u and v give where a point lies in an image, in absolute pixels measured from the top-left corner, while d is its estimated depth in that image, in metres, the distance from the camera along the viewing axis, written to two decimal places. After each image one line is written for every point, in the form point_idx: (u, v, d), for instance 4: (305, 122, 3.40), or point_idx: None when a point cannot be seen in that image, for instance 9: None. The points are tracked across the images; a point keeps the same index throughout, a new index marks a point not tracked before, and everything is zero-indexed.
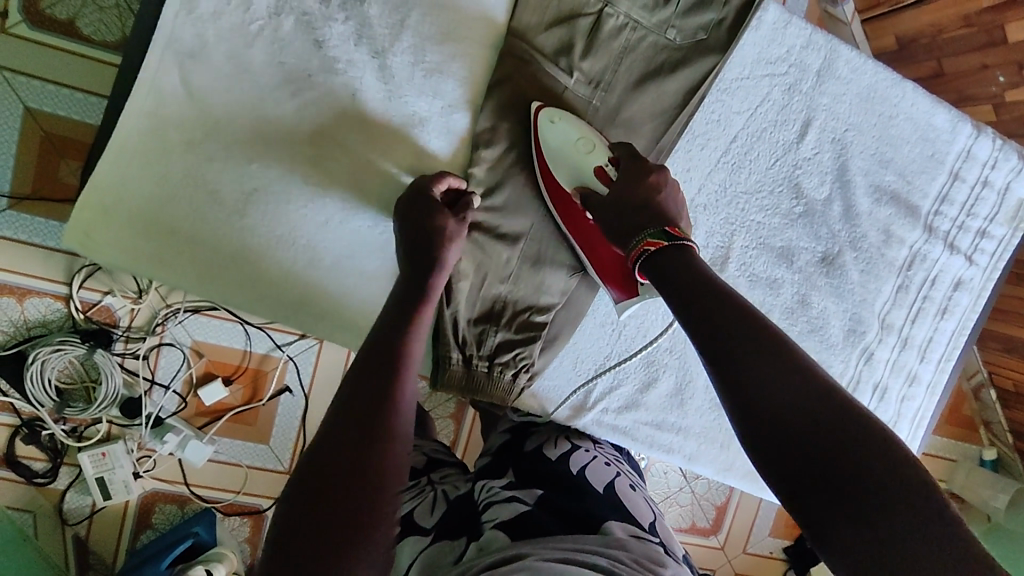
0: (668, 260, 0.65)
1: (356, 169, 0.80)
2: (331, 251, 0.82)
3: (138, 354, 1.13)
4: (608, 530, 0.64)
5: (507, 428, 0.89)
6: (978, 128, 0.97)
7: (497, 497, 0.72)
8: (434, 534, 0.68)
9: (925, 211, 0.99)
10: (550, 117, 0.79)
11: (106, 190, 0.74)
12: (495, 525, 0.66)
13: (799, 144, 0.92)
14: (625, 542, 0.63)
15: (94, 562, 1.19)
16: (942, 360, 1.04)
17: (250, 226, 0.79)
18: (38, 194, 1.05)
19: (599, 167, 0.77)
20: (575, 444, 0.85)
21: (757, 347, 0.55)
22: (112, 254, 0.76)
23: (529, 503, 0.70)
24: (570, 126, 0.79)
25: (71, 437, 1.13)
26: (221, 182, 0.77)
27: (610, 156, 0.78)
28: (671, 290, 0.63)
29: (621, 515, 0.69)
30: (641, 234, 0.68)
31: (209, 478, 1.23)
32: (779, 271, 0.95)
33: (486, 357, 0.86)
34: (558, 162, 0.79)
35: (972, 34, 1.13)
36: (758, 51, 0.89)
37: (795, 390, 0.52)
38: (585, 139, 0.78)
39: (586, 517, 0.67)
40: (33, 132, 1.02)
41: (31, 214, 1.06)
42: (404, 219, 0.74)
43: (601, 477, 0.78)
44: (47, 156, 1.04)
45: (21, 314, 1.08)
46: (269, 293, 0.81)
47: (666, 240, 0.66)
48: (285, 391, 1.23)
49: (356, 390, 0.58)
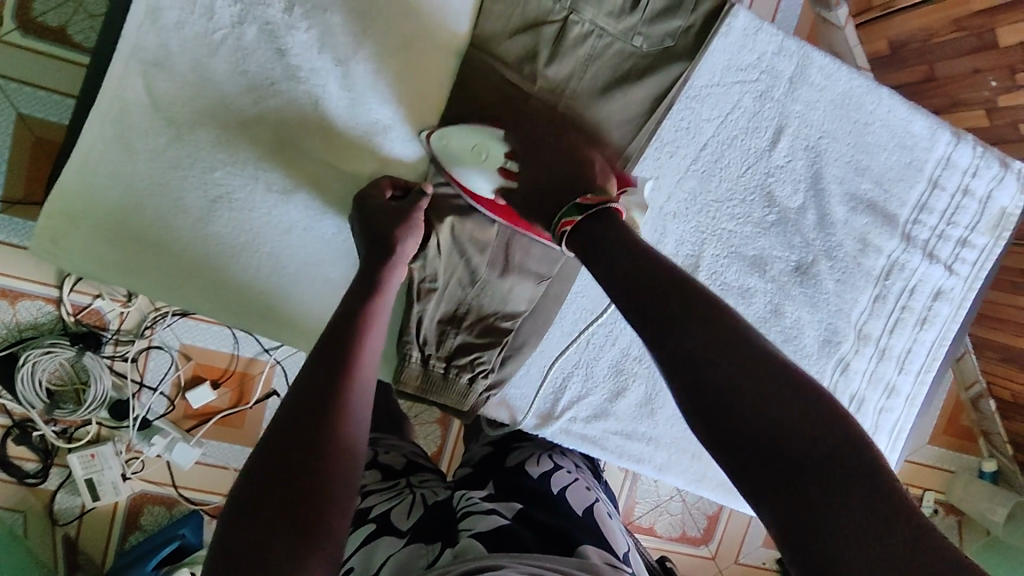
0: (590, 228, 0.68)
1: (319, 178, 0.81)
2: (295, 259, 0.82)
3: (127, 356, 1.15)
4: (583, 554, 0.63)
5: (489, 441, 0.92)
6: (957, 135, 0.96)
7: (476, 508, 0.71)
8: (409, 538, 0.67)
9: (903, 220, 0.97)
10: (441, 137, 0.79)
11: (73, 198, 0.75)
12: (471, 535, 0.65)
13: (771, 151, 0.91)
14: (597, 567, 0.61)
15: (83, 563, 1.20)
16: (922, 371, 1.03)
17: (214, 233, 0.79)
18: (30, 198, 1.07)
19: (502, 167, 0.78)
20: (557, 464, 0.86)
21: (689, 307, 0.55)
22: (81, 262, 0.77)
23: (507, 516, 0.69)
24: (466, 133, 0.78)
25: (62, 439, 1.14)
26: (185, 190, 0.77)
27: (507, 152, 0.78)
28: (592, 258, 0.66)
29: (598, 539, 0.68)
30: (558, 215, 0.73)
31: (196, 481, 1.23)
32: (751, 280, 0.94)
33: (444, 358, 0.86)
34: (465, 174, 0.79)
35: (964, 38, 1.11)
36: (729, 58, 0.88)
37: (726, 351, 0.52)
38: (478, 145, 0.78)
39: (564, 538, 0.66)
40: (24, 137, 1.04)
41: (22, 218, 1.08)
42: (359, 222, 0.75)
43: (581, 500, 0.78)
44: (36, 160, 1.06)
45: (14, 316, 1.10)
46: (235, 301, 0.82)
47: (579, 214, 0.70)
48: (272, 395, 1.24)
49: (305, 389, 0.57)
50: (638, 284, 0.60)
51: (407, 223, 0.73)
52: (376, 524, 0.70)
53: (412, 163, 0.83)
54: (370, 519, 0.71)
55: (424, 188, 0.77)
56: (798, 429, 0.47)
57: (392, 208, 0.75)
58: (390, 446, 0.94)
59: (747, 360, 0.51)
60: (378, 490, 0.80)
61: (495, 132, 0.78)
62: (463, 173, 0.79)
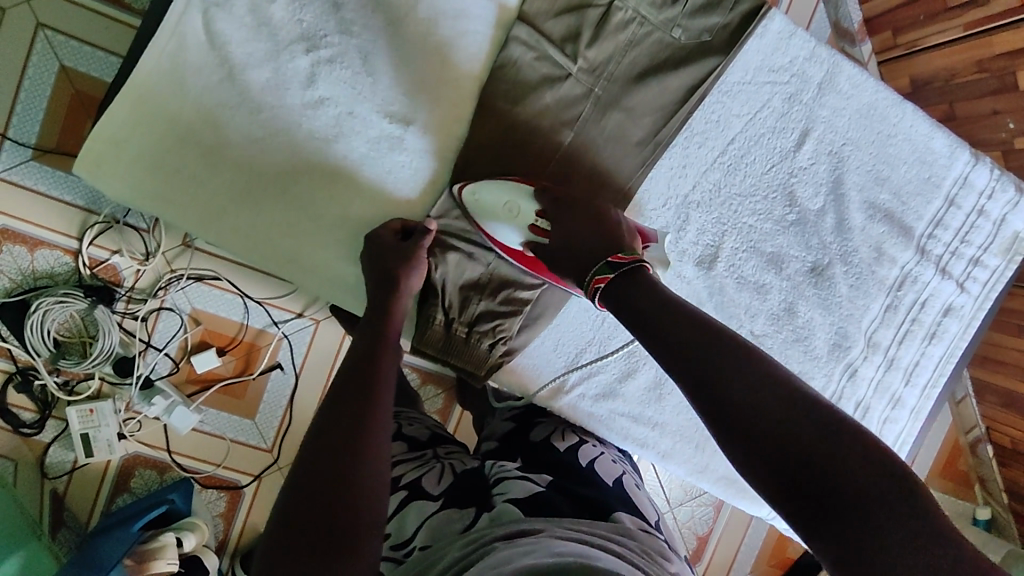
0: (623, 285, 0.70)
1: (358, 129, 0.83)
2: (330, 205, 0.84)
3: (137, 316, 1.16)
4: (617, 519, 0.70)
5: (508, 416, 0.96)
6: (976, 156, 0.99)
7: (509, 474, 0.77)
8: (442, 502, 0.72)
9: (919, 233, 0.99)
10: (474, 190, 0.82)
11: (121, 124, 0.77)
12: (507, 498, 0.71)
13: (797, 152, 0.94)
14: (634, 533, 0.68)
15: (67, 520, 1.18)
16: (928, 386, 1.04)
17: (253, 171, 0.81)
18: (61, 148, 1.10)
19: (534, 224, 0.81)
20: (582, 439, 0.91)
21: (735, 363, 0.60)
22: (119, 189, 0.78)
23: (540, 484, 0.75)
24: (497, 190, 0.82)
25: (62, 390, 1.14)
26: (227, 127, 0.80)
27: (537, 208, 0.81)
28: (636, 320, 0.68)
29: (628, 507, 0.75)
30: (591, 271, 0.74)
31: (192, 447, 1.23)
32: (768, 276, 0.96)
33: (465, 324, 0.88)
34: (499, 228, 0.82)
35: (987, 79, 1.13)
36: (762, 58, 0.91)
37: (775, 407, 0.56)
38: (510, 202, 0.81)
39: (594, 505, 0.72)
40: (64, 89, 1.08)
41: (51, 167, 1.10)
42: (369, 264, 0.80)
43: (609, 471, 0.84)
44: (74, 113, 1.09)
45: (30, 263, 1.11)
46: (266, 243, 0.83)
47: (611, 272, 0.72)
48: (276, 368, 1.25)
49: (329, 426, 0.60)
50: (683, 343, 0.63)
51: (412, 262, 0.79)
52: (408, 491, 0.75)
53: (447, 128, 0.86)
54: (401, 488, 0.76)
55: (427, 227, 0.81)
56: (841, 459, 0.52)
57: (394, 251, 0.79)
58: (412, 419, 0.96)
59: (791, 410, 0.56)
60: (404, 460, 0.83)
61: (524, 188, 0.82)
62: (494, 225, 0.82)
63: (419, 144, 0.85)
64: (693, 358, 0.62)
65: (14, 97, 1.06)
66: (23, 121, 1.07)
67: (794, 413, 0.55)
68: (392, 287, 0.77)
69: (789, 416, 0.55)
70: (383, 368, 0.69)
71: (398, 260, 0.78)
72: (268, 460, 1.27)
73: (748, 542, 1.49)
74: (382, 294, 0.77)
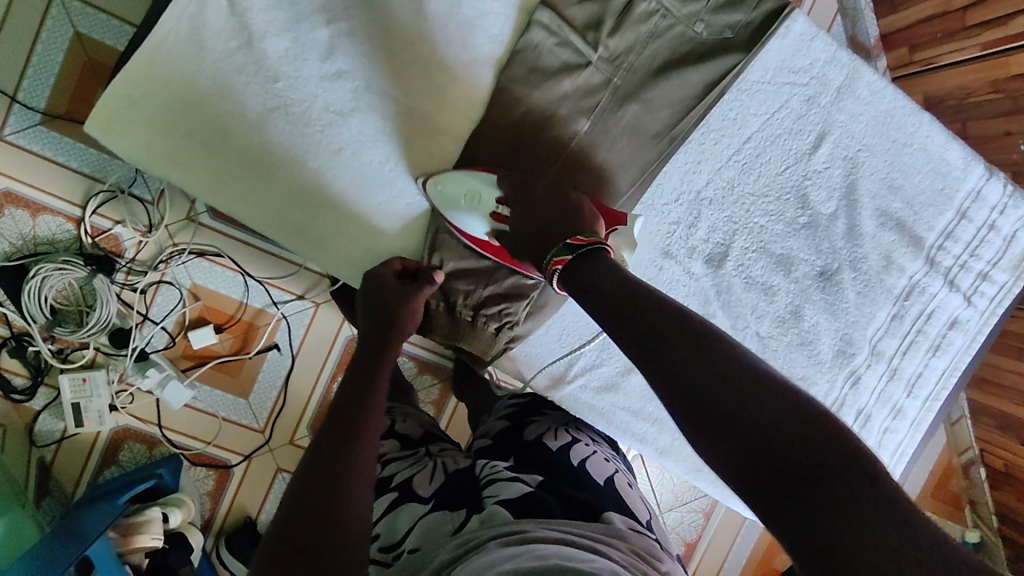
0: (584, 268, 0.68)
1: (375, 104, 0.83)
2: (341, 178, 0.83)
3: (137, 287, 1.15)
4: (607, 520, 0.66)
5: (503, 414, 0.91)
6: (990, 171, 0.99)
7: (500, 476, 0.73)
8: (432, 504, 0.71)
9: (929, 244, 0.99)
10: (438, 182, 0.81)
11: (135, 83, 0.76)
12: (496, 501, 0.68)
13: (812, 155, 0.94)
14: (624, 533, 0.65)
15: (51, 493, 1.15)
16: (929, 399, 1.03)
17: (266, 140, 0.80)
18: (71, 115, 1.09)
19: (496, 211, 0.79)
20: (575, 437, 0.86)
21: (692, 345, 0.56)
22: (130, 148, 0.77)
23: (530, 485, 0.71)
24: (457, 181, 0.80)
25: (56, 358, 1.12)
26: (244, 93, 0.79)
27: (500, 195, 0.79)
28: (597, 300, 0.65)
29: (618, 504, 0.72)
30: (548, 254, 0.71)
31: (184, 424, 1.22)
32: (776, 278, 0.96)
33: (471, 307, 0.87)
34: (462, 218, 0.81)
35: (1000, 100, 1.13)
36: (783, 59, 0.91)
37: (739, 384, 0.53)
38: (472, 191, 0.80)
39: (585, 508, 0.69)
40: (76, 55, 1.07)
41: (58, 133, 1.09)
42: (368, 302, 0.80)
43: (601, 471, 0.80)
44: (85, 80, 1.08)
45: (31, 229, 1.10)
46: (279, 211, 0.82)
47: (570, 254, 0.69)
48: (273, 348, 1.24)
49: (322, 440, 0.62)
50: (639, 322, 0.61)
51: (410, 307, 0.78)
52: (398, 492, 0.74)
53: (464, 110, 0.85)
54: (392, 488, 0.75)
55: (432, 278, 0.81)
56: (800, 438, 0.49)
57: (393, 291, 0.78)
58: (406, 416, 0.95)
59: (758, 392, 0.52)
60: (396, 458, 0.83)
61: (488, 177, 0.80)
62: (459, 216, 0.81)
63: (433, 123, 0.85)
64: (652, 335, 0.59)
65: (25, 60, 1.06)
66: (32, 84, 1.06)
67: (756, 391, 0.52)
68: (393, 326, 0.77)
69: (746, 393, 0.52)
70: (378, 387, 0.71)
71: (403, 300, 0.78)
72: (259, 441, 1.26)
73: (736, 552, 1.48)
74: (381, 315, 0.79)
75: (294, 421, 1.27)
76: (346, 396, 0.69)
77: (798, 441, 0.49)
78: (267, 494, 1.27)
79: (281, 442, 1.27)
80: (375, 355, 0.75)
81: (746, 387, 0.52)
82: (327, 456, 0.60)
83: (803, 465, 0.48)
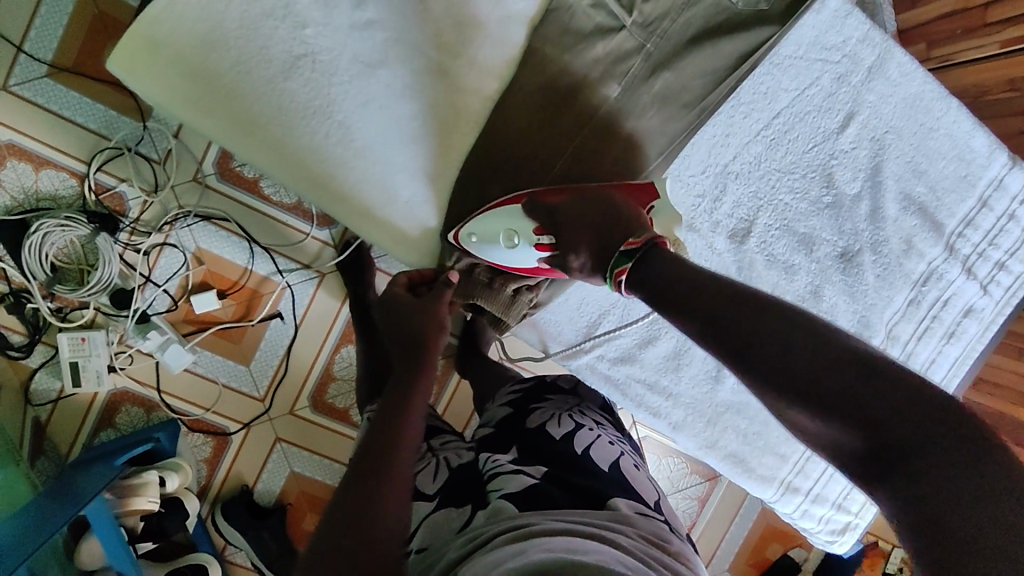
0: (643, 267, 0.63)
1: (404, 60, 0.81)
2: (365, 133, 0.81)
3: (139, 249, 1.12)
4: (614, 505, 0.63)
5: (506, 402, 0.86)
6: (1013, 160, 0.99)
7: (503, 469, 0.69)
8: (438, 501, 0.69)
9: (949, 230, 0.99)
10: (469, 233, 0.80)
11: (159, 24, 0.74)
12: (502, 494, 0.64)
13: (840, 134, 0.93)
14: (632, 518, 0.61)
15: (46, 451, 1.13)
16: (941, 385, 1.03)
17: (291, 89, 0.79)
18: (79, 69, 1.07)
19: (537, 242, 0.78)
20: (580, 423, 0.79)
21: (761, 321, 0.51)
22: (154, 89, 0.75)
23: (535, 476, 0.67)
24: (483, 220, 0.80)
25: (55, 316, 1.10)
26: (272, 39, 0.77)
27: (535, 224, 0.77)
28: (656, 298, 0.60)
29: (626, 490, 0.68)
30: (608, 265, 0.67)
31: (182, 388, 1.19)
32: (797, 257, 0.96)
33: (489, 270, 0.86)
34: (506, 256, 0.80)
35: (1015, 99, 1.12)
36: (816, 35, 0.91)
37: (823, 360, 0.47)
38: (506, 230, 0.79)
39: (589, 493, 0.65)
40: (87, 7, 1.05)
41: (65, 86, 1.07)
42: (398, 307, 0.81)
43: (606, 455, 0.74)
44: (95, 33, 1.06)
45: (34, 183, 1.07)
46: (299, 164, 0.80)
47: (628, 261, 0.65)
48: (276, 317, 1.21)
49: (360, 453, 0.62)
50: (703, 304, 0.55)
51: (434, 322, 0.77)
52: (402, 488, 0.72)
53: (493, 73, 0.84)
54: None
55: (447, 278, 0.82)
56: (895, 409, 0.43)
57: (416, 302, 0.79)
58: None
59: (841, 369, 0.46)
60: None
61: (518, 209, 0.78)
62: (503, 256, 0.81)
63: (459, 85, 0.83)
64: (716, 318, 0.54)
65: (34, 8, 1.03)
66: (41, 35, 1.04)
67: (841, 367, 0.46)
68: (422, 341, 0.75)
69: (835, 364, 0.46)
70: (417, 392, 0.69)
71: (434, 305, 0.79)
72: (259, 410, 1.24)
73: (730, 540, 1.47)
74: (417, 320, 0.77)
75: (295, 390, 1.26)
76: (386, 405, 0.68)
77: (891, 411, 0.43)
78: (264, 463, 1.25)
79: (281, 412, 1.25)
80: (413, 370, 0.72)
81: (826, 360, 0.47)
82: (362, 470, 0.60)
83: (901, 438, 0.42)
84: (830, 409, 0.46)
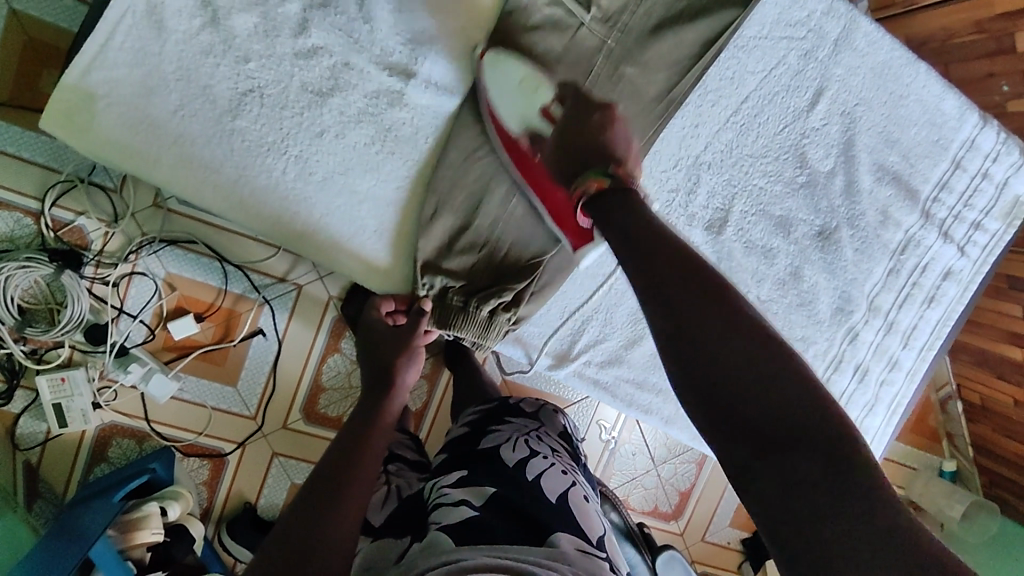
0: (611, 202, 0.67)
1: (359, 80, 0.77)
2: (323, 166, 0.78)
3: (108, 281, 1.08)
4: (554, 542, 0.62)
5: (466, 423, 0.89)
6: (984, 119, 0.97)
7: (446, 499, 0.68)
8: (379, 529, 0.72)
9: (924, 196, 0.98)
10: (493, 63, 0.77)
11: (92, 68, 0.69)
12: (439, 527, 0.64)
13: (809, 112, 0.92)
14: (568, 555, 0.60)
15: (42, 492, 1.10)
16: (925, 348, 1.04)
17: (241, 128, 0.75)
18: (16, 102, 1.00)
19: (546, 109, 0.78)
20: (533, 450, 0.79)
21: (693, 302, 0.57)
22: (96, 142, 0.71)
23: (476, 508, 0.66)
24: (515, 65, 0.77)
25: (31, 359, 1.06)
26: (214, 78, 0.73)
27: (556, 95, 0.78)
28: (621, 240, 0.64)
29: (570, 523, 0.67)
30: (585, 172, 0.70)
31: (171, 415, 1.16)
32: (776, 241, 0.95)
33: (463, 293, 0.83)
34: (508, 109, 0.79)
35: (981, 40, 1.07)
36: (779, 12, 0.88)
37: (738, 357, 0.53)
38: (530, 77, 0.77)
39: (533, 525, 0.65)
40: (15, 37, 0.98)
41: (6, 122, 1.00)
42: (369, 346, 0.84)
43: (556, 484, 0.74)
44: (29, 65, 1.00)
45: None
46: (255, 205, 0.77)
47: (608, 180, 0.68)
48: (258, 334, 1.18)
49: (321, 471, 0.66)
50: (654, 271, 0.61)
51: (404, 350, 0.82)
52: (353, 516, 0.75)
53: (455, 85, 0.81)
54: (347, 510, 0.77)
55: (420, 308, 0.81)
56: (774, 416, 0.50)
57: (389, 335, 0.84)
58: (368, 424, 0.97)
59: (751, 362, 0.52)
60: None
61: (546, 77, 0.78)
62: (500, 89, 0.78)
63: (420, 99, 0.80)
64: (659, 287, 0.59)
65: None
66: None
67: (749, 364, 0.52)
68: (385, 379, 0.80)
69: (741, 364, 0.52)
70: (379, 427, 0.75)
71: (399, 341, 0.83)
72: (252, 427, 1.22)
73: (731, 492, 1.48)
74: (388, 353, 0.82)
75: (285, 405, 1.23)
76: (350, 432, 0.73)
77: (778, 415, 0.50)
78: (264, 479, 1.24)
79: (274, 428, 1.23)
80: (375, 402, 0.78)
81: (742, 354, 0.53)
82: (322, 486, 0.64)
83: (784, 442, 0.49)
84: (723, 399, 0.52)
